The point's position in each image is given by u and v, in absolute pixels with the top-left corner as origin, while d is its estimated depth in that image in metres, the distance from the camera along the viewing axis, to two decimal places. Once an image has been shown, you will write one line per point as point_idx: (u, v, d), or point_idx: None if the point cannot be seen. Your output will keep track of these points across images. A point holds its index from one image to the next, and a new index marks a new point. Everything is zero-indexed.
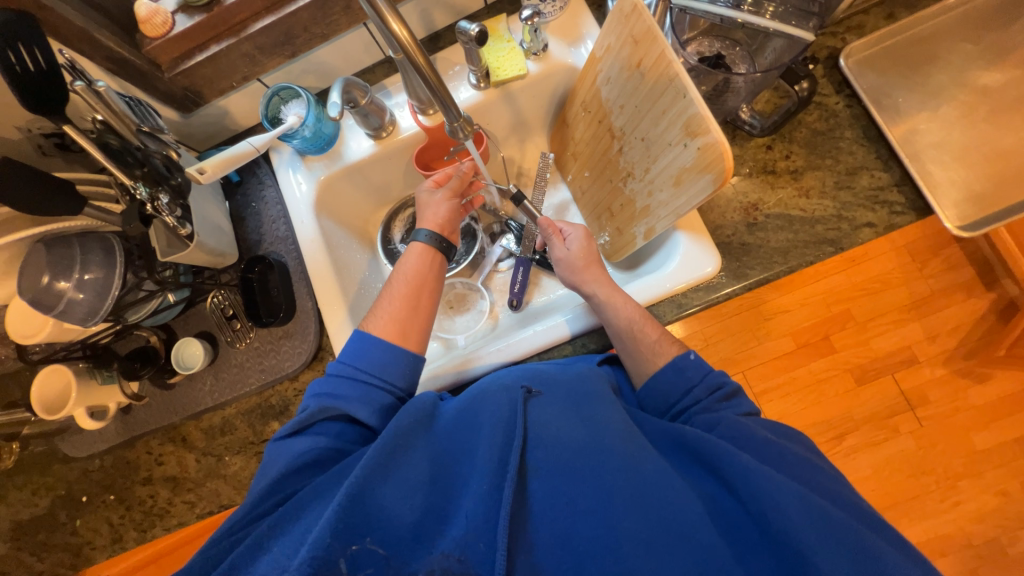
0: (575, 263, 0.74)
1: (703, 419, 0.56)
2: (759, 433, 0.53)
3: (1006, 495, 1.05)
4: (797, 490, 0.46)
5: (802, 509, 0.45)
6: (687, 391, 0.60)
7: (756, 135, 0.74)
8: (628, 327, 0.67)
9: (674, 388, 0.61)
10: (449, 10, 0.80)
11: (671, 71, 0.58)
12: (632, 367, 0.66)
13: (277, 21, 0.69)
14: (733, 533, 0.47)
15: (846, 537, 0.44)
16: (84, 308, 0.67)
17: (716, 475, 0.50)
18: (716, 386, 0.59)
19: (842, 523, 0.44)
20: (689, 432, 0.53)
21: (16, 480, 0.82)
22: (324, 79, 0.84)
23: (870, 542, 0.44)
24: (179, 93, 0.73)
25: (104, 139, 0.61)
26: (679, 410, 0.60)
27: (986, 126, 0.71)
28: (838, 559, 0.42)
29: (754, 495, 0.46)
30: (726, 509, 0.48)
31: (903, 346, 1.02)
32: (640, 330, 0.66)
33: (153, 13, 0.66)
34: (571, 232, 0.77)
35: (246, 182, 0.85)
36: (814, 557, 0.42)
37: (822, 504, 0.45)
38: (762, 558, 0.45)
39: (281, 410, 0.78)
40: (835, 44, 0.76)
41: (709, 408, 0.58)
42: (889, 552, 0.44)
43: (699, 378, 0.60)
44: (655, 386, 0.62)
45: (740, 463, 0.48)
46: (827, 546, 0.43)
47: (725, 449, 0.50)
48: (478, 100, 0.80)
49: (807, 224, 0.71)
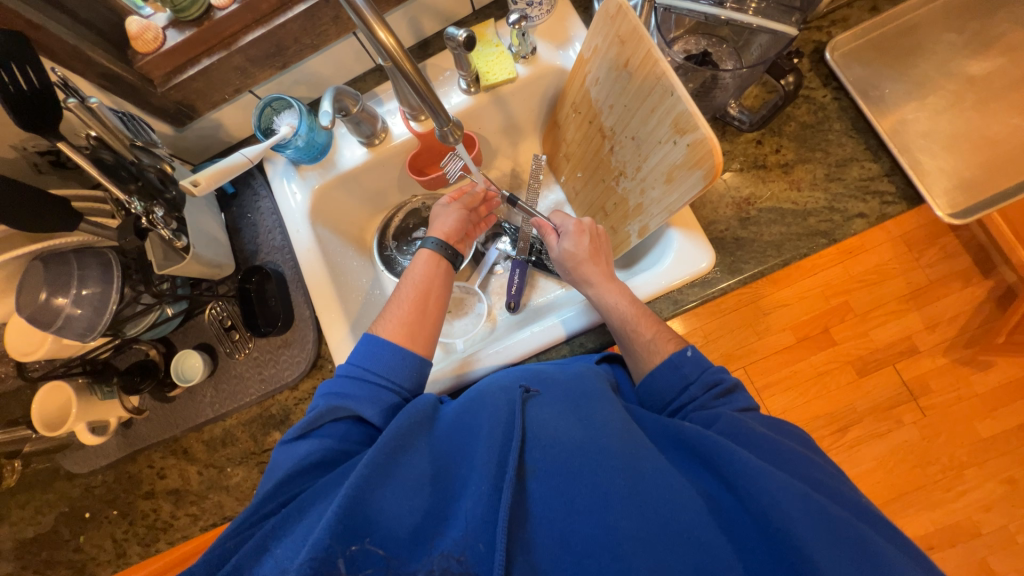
0: (569, 261, 0.74)
1: (700, 415, 0.56)
2: (757, 431, 0.53)
3: (1013, 483, 1.04)
4: (794, 486, 0.46)
5: (799, 504, 0.44)
6: (684, 389, 0.60)
7: (746, 131, 0.75)
8: (622, 326, 0.67)
9: (670, 383, 0.61)
10: (437, 16, 0.81)
11: (659, 69, 0.59)
12: (632, 364, 0.67)
13: (267, 33, 0.70)
14: (731, 530, 0.47)
15: (844, 534, 0.43)
16: (82, 323, 0.66)
17: (715, 471, 0.50)
18: (714, 382, 0.59)
19: (840, 519, 0.44)
20: (688, 428, 0.53)
21: (20, 499, 0.82)
22: (315, 89, 0.85)
23: (866, 538, 0.44)
24: (172, 107, 0.73)
25: (99, 155, 0.62)
26: (676, 408, 0.60)
27: (974, 115, 0.72)
28: (835, 554, 0.42)
29: (752, 493, 0.46)
30: (723, 505, 0.49)
31: (902, 336, 1.02)
32: (634, 329, 0.66)
33: (144, 29, 0.66)
34: (563, 227, 0.77)
35: (242, 194, 0.86)
36: (809, 552, 0.42)
37: (818, 499, 0.45)
38: (759, 553, 0.45)
39: (282, 419, 0.78)
40: (821, 37, 0.77)
41: (706, 405, 0.57)
42: (885, 549, 0.44)
43: (696, 375, 0.60)
44: (653, 382, 0.62)
45: (738, 460, 0.48)
46: (824, 543, 0.43)
47: (724, 446, 0.50)
48: (469, 104, 0.81)
49: (799, 217, 0.72)
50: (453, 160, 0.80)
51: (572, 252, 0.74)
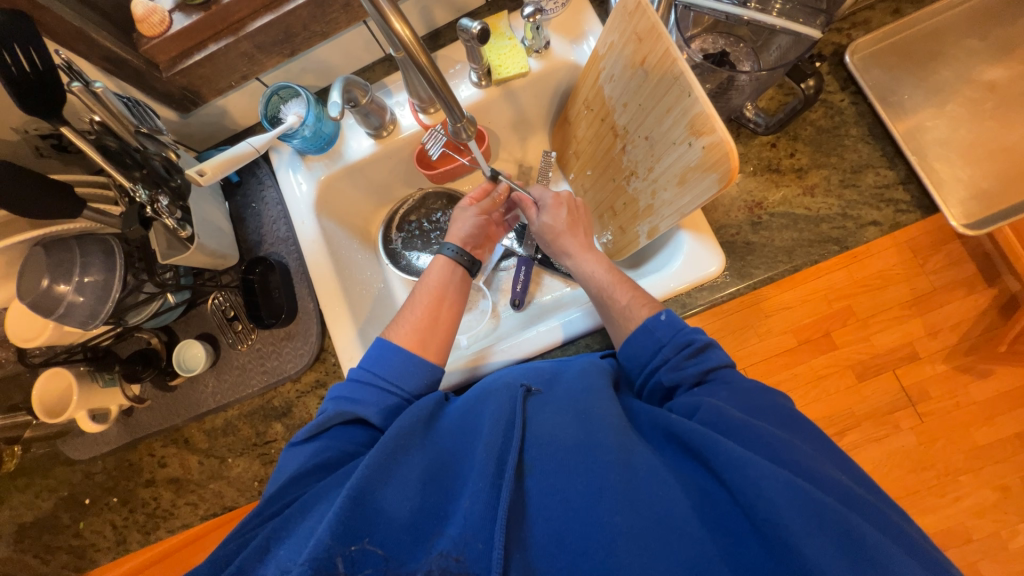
0: (548, 233, 0.77)
1: (686, 403, 0.54)
2: (736, 417, 0.50)
3: (1006, 490, 1.05)
4: (779, 472, 0.44)
5: (785, 493, 0.43)
6: (656, 352, 0.60)
7: (761, 133, 0.74)
8: (600, 293, 0.69)
9: (645, 347, 0.61)
10: (450, 7, 0.79)
11: (677, 69, 0.57)
12: (612, 332, 0.67)
13: (276, 19, 0.68)
14: (720, 524, 0.46)
15: (836, 521, 0.42)
16: (84, 311, 0.66)
17: (704, 464, 0.49)
18: (686, 342, 0.58)
19: (826, 506, 0.43)
20: (676, 421, 0.52)
21: (20, 483, 0.82)
22: (323, 77, 0.83)
23: (851, 522, 0.42)
24: (177, 93, 0.72)
25: (104, 141, 0.61)
26: (649, 371, 0.60)
27: (994, 123, 0.70)
28: (821, 542, 0.41)
29: (740, 485, 0.45)
30: (714, 500, 0.47)
31: (905, 342, 1.01)
32: (610, 295, 0.68)
33: (150, 11, 0.65)
34: (543, 199, 0.78)
35: (246, 182, 0.84)
36: (793, 540, 0.41)
37: (799, 483, 0.43)
38: (748, 547, 0.44)
39: (284, 411, 0.78)
40: (840, 40, 0.76)
41: (677, 367, 0.58)
42: (873, 535, 0.42)
43: (669, 338, 0.59)
44: (627, 348, 0.62)
45: (722, 451, 0.47)
46: (813, 534, 0.41)
47: (709, 438, 0.48)
48: (479, 98, 0.79)
49: (812, 223, 0.71)
50: (434, 136, 0.76)
51: (551, 225, 0.76)
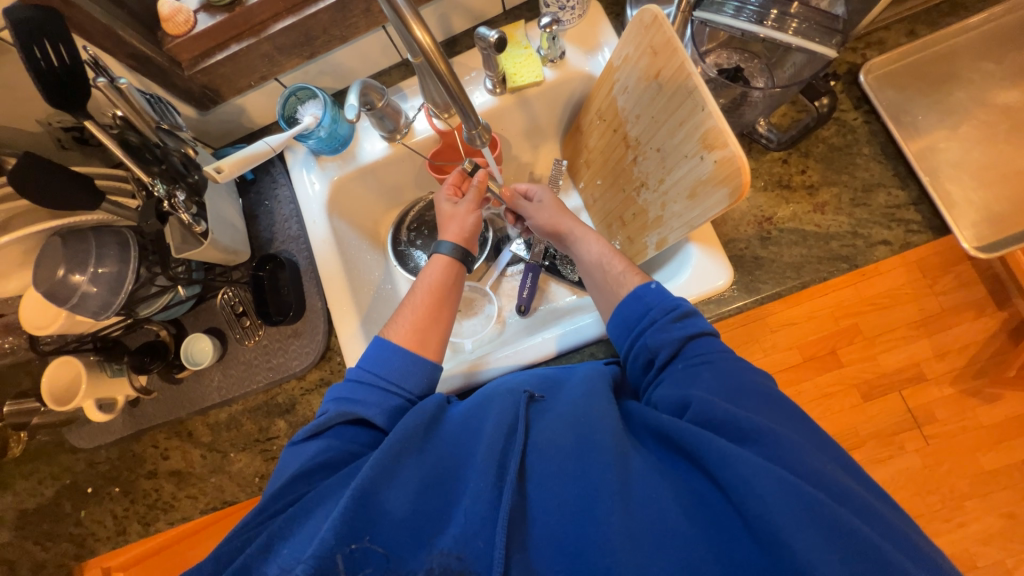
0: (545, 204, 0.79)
1: (673, 399, 0.53)
2: (720, 410, 0.49)
3: (1014, 518, 1.04)
4: (770, 466, 0.44)
5: (776, 489, 0.42)
6: (645, 315, 0.61)
7: (773, 149, 0.74)
8: (600, 259, 0.71)
9: (633, 311, 0.61)
10: (467, 15, 0.81)
11: (691, 83, 0.58)
12: (603, 296, 0.69)
13: (297, 22, 0.69)
14: (711, 522, 0.45)
15: (831, 519, 0.41)
16: (97, 300, 0.67)
17: (697, 464, 0.49)
18: (672, 306, 0.59)
19: (822, 504, 0.42)
20: (666, 420, 0.51)
21: (25, 469, 0.83)
22: (340, 80, 0.84)
23: (841, 516, 0.42)
24: (198, 91, 0.73)
25: (126, 136, 0.63)
26: (637, 333, 0.60)
27: (1008, 146, 0.70)
28: (813, 536, 0.41)
29: (733, 483, 0.44)
30: (705, 497, 0.47)
31: (912, 363, 1.00)
32: (610, 262, 0.69)
33: (175, 11, 0.66)
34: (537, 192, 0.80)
35: (261, 180, 0.86)
36: (785, 537, 0.41)
37: (791, 477, 0.43)
38: (741, 545, 0.44)
39: (287, 408, 0.78)
40: (855, 59, 0.76)
41: (664, 329, 0.58)
42: (871, 535, 0.41)
43: (658, 302, 0.60)
44: (619, 311, 0.63)
45: (715, 448, 0.46)
46: (804, 529, 0.41)
47: (702, 437, 0.48)
48: (493, 105, 0.80)
49: (821, 240, 0.71)
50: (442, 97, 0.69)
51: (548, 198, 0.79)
